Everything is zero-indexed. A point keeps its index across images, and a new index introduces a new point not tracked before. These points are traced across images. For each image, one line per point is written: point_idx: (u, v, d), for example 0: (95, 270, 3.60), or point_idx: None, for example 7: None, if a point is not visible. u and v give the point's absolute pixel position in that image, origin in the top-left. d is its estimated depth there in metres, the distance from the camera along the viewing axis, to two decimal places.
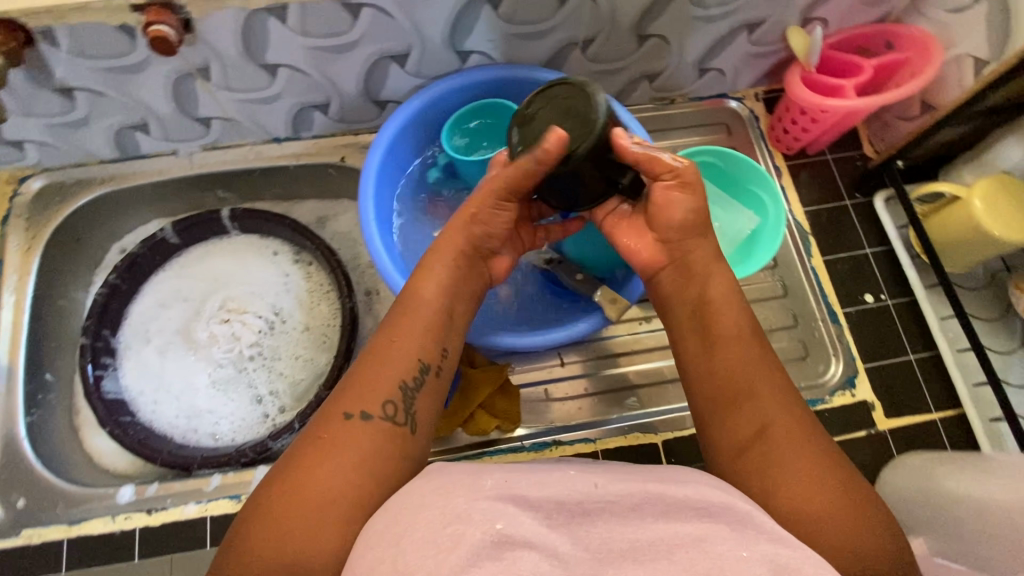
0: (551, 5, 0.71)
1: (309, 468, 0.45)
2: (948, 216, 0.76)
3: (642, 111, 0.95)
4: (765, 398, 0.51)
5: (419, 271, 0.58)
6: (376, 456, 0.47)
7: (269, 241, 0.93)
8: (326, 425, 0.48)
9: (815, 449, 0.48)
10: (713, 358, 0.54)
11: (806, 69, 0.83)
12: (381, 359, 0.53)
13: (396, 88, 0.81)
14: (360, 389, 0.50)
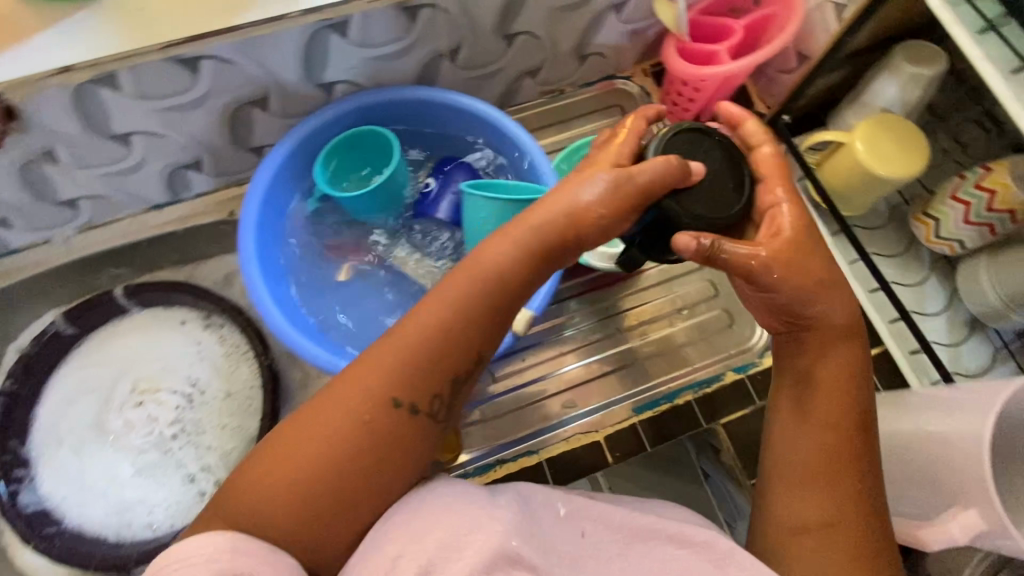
0: (401, 23, 0.68)
1: (333, 437, 0.46)
2: (837, 164, 0.77)
3: (533, 107, 0.93)
4: (848, 483, 0.50)
5: (482, 246, 0.50)
6: (406, 451, 0.47)
7: (175, 310, 0.88)
8: (366, 403, 0.46)
9: (874, 559, 0.49)
10: (817, 412, 0.52)
11: (679, 39, 0.82)
12: (416, 360, 0.48)
13: (267, 132, 0.77)
14: (403, 371, 0.47)
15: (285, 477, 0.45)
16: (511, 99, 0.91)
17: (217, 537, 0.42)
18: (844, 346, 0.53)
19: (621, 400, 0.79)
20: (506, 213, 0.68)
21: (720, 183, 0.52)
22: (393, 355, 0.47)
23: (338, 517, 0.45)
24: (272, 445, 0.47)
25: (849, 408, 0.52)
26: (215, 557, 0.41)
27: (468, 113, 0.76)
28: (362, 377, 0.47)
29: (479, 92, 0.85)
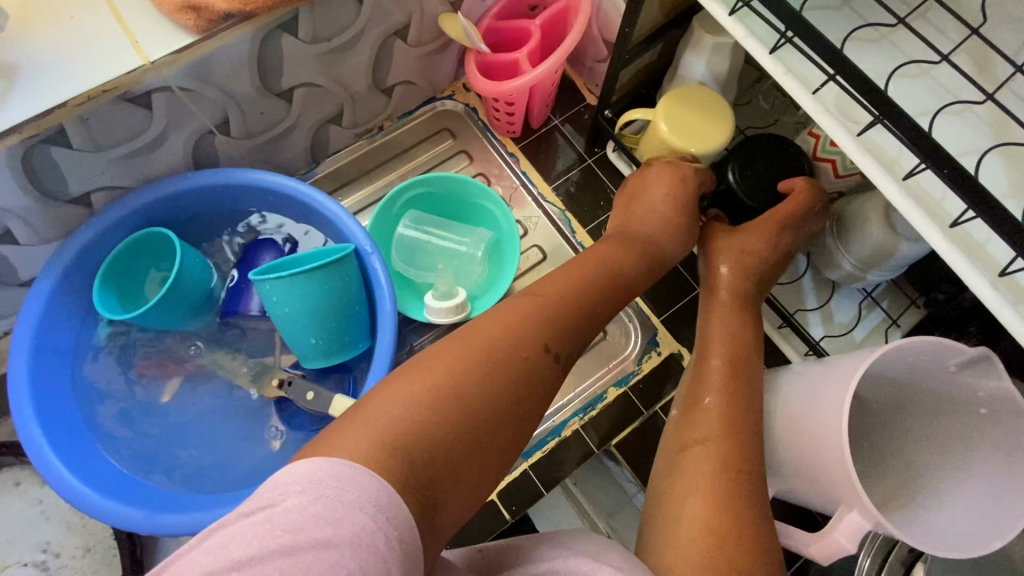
0: (136, 115, 0.59)
1: (500, 384, 0.43)
2: (655, 149, 0.72)
3: (353, 151, 0.85)
4: (733, 400, 0.54)
5: (645, 206, 0.65)
6: (529, 407, 0.45)
7: (8, 472, 0.78)
8: (529, 345, 0.46)
9: (740, 468, 0.49)
10: (711, 340, 0.59)
11: (478, 53, 0.75)
12: (630, 266, 0.57)
13: (35, 262, 0.67)
14: (545, 319, 0.48)
15: (455, 403, 0.41)
16: (324, 149, 0.83)
17: (335, 464, 0.34)
18: (734, 296, 0.61)
19: None
20: (296, 286, 0.60)
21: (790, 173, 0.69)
22: (585, 284, 0.52)
23: (473, 472, 0.41)
24: (409, 374, 0.42)
25: (740, 342, 0.58)
26: (321, 518, 0.32)
27: (259, 183, 0.67)
28: (542, 310, 0.48)
29: (280, 152, 0.77)
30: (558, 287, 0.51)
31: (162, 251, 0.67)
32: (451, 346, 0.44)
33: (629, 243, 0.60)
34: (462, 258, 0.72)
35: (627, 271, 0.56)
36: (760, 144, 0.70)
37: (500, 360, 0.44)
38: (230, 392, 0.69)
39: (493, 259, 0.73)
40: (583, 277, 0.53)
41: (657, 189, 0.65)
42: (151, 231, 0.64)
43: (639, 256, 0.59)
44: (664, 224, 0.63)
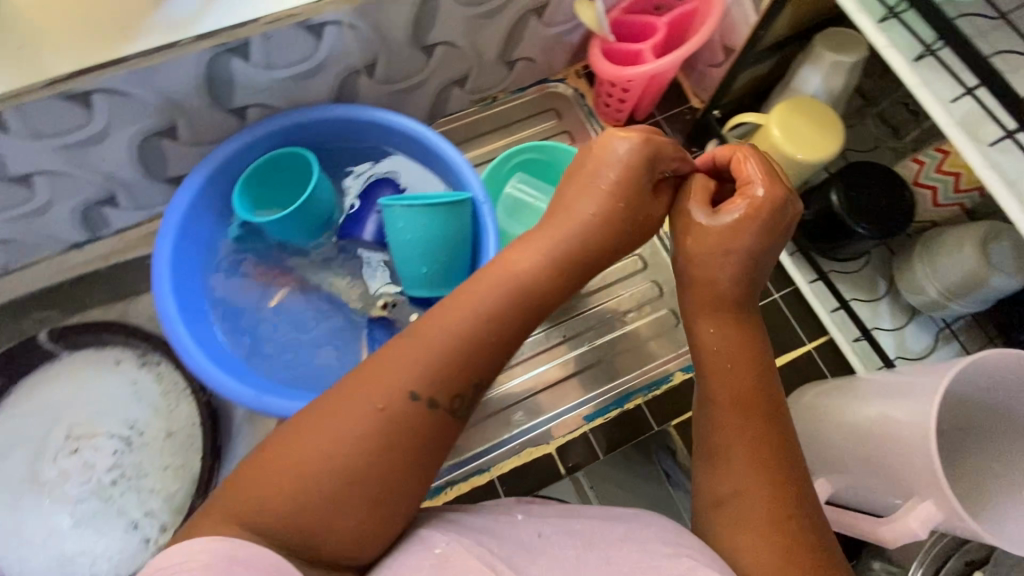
0: (307, 41, 0.66)
1: (358, 445, 0.40)
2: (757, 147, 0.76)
3: (465, 116, 0.91)
4: (755, 449, 0.48)
5: (570, 201, 0.51)
6: (402, 466, 0.41)
7: (109, 351, 0.85)
8: (389, 397, 0.42)
9: (788, 522, 0.45)
10: (710, 375, 0.51)
11: (604, 40, 0.81)
12: (541, 286, 0.48)
13: (183, 162, 0.75)
14: (416, 364, 0.43)
15: (308, 472, 0.39)
16: (440, 110, 0.89)
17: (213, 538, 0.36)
18: (734, 332, 0.52)
19: (571, 409, 0.77)
20: (421, 219, 0.66)
21: (899, 208, 0.71)
22: (467, 323, 0.45)
23: (341, 532, 0.39)
24: (273, 445, 0.41)
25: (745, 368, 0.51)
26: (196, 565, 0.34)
27: (394, 123, 0.73)
28: (415, 356, 0.43)
29: (406, 104, 0.83)
30: (437, 323, 0.45)
31: (292, 172, 0.73)
32: (305, 411, 0.42)
33: (543, 253, 0.49)
34: None
35: (535, 286, 0.48)
36: (877, 174, 0.73)
37: (359, 416, 0.41)
38: (326, 311, 0.74)
39: None
40: (466, 308, 0.45)
41: (607, 178, 0.51)
42: (291, 150, 0.71)
43: (556, 270, 0.49)
44: (607, 222, 0.50)
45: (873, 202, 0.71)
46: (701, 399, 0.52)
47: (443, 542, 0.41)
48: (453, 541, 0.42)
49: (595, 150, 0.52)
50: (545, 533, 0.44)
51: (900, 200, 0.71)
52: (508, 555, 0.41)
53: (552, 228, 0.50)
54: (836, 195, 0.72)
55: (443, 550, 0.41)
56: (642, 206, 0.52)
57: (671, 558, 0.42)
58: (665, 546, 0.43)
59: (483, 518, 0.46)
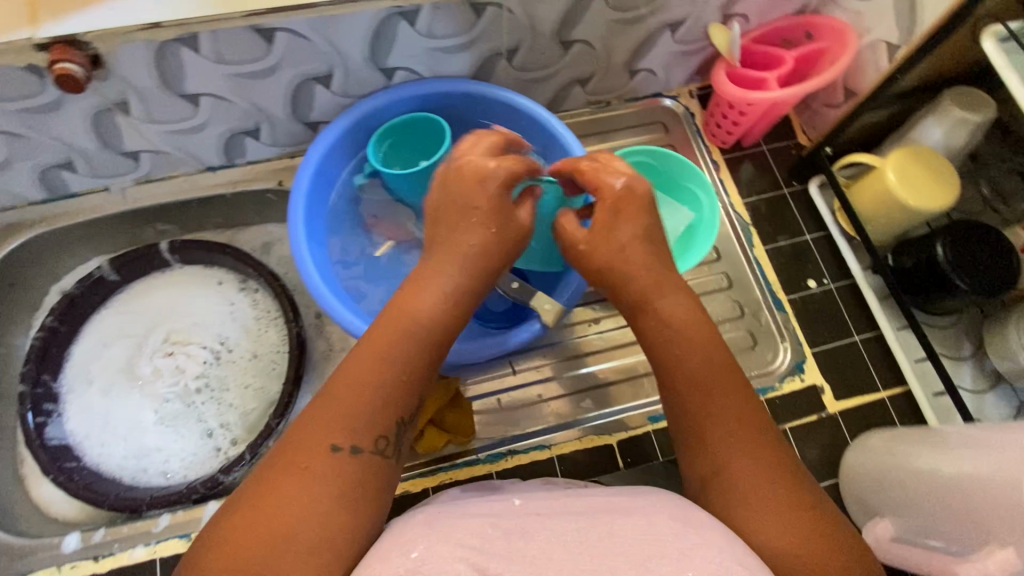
0: (468, 18, 0.71)
1: (301, 501, 0.44)
2: (868, 186, 0.79)
3: (578, 116, 0.95)
4: (733, 435, 0.49)
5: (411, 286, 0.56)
6: (342, 511, 0.45)
7: (214, 271, 0.92)
8: (312, 460, 0.46)
9: (771, 482, 0.47)
10: (679, 375, 0.53)
11: (730, 64, 0.84)
12: (430, 333, 0.53)
13: (325, 109, 0.81)
14: (345, 418, 0.48)
15: (253, 546, 0.42)
16: (557, 105, 0.94)
17: None
18: (683, 317, 0.55)
19: (636, 407, 0.81)
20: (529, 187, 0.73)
21: (1006, 272, 0.71)
22: (384, 372, 0.50)
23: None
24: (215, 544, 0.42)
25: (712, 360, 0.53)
26: None
27: (523, 109, 0.79)
28: (337, 418, 0.48)
29: (530, 94, 0.88)
30: (354, 379, 0.50)
31: (422, 134, 0.79)
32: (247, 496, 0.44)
33: (441, 296, 0.55)
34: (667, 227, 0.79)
35: (435, 331, 0.54)
36: (986, 235, 0.73)
37: (292, 481, 0.44)
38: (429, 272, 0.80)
39: (688, 239, 0.79)
40: (378, 359, 0.51)
41: (469, 229, 0.58)
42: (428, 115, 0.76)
43: (452, 307, 0.55)
44: (484, 251, 0.57)
45: (978, 259, 0.72)
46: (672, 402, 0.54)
47: (421, 544, 0.43)
48: (435, 538, 0.43)
49: (455, 180, 0.59)
50: (543, 513, 0.47)
51: (1009, 265, 0.71)
52: (500, 542, 0.44)
53: (442, 268, 0.56)
54: (941, 245, 0.73)
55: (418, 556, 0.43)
56: (508, 234, 0.59)
57: (676, 534, 0.44)
58: (672, 522, 0.45)
59: (485, 504, 0.49)
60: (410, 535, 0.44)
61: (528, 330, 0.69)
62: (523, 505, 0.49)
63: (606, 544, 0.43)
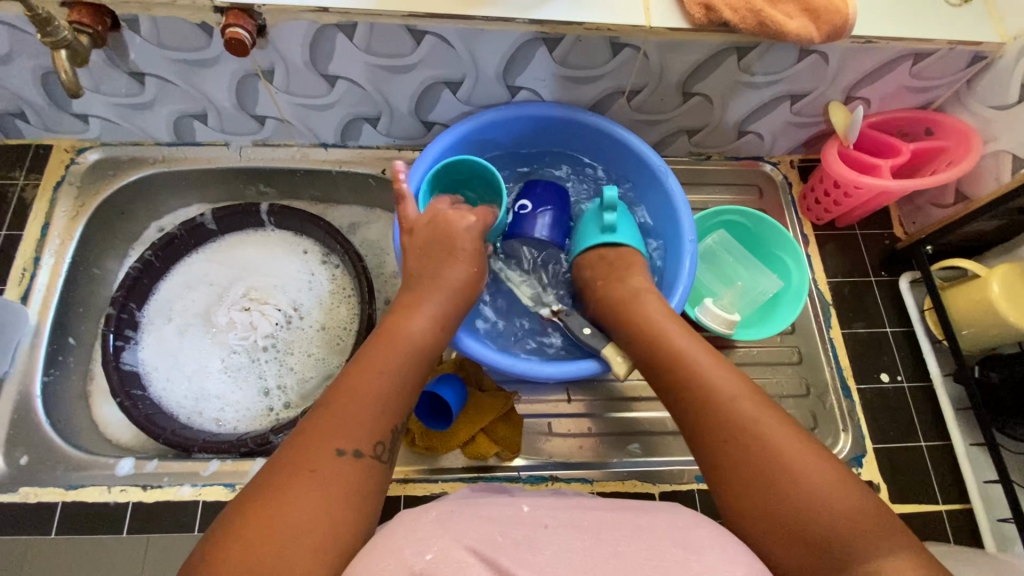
0: (604, 54, 0.74)
1: (318, 496, 0.49)
2: (965, 294, 0.78)
3: (676, 163, 0.97)
4: (733, 441, 0.54)
5: (404, 309, 0.63)
6: (348, 506, 0.50)
7: (302, 239, 0.96)
8: (323, 461, 0.51)
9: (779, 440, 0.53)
10: (686, 391, 0.59)
11: (844, 144, 0.84)
12: (416, 352, 0.60)
13: (444, 112, 0.85)
14: (350, 425, 0.53)
15: (274, 536, 0.46)
16: (660, 149, 0.95)
17: None
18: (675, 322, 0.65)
19: (684, 463, 0.79)
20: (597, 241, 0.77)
21: None
22: (385, 377, 0.57)
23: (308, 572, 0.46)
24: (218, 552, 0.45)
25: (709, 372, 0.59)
26: None
27: (631, 151, 0.81)
28: (343, 423, 0.53)
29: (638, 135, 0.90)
30: (349, 396, 0.55)
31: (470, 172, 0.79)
32: (257, 499, 0.48)
33: (430, 327, 0.63)
34: (753, 292, 0.78)
35: (424, 356, 0.61)
36: None
37: (302, 480, 0.49)
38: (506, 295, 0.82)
39: (771, 307, 0.79)
40: (381, 371, 0.57)
41: (450, 274, 0.67)
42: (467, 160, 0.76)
43: (438, 334, 0.63)
44: (469, 283, 0.68)
45: None
46: (679, 420, 0.59)
47: (435, 549, 0.47)
48: (448, 541, 0.48)
49: (443, 219, 0.70)
50: (551, 525, 0.51)
51: None
52: (507, 547, 0.48)
53: (423, 304, 0.64)
54: None
55: (429, 561, 0.46)
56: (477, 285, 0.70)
57: (679, 562, 0.47)
58: (674, 549, 0.49)
59: (494, 509, 0.53)
60: (422, 540, 0.48)
61: (583, 368, 0.68)
62: (532, 513, 0.53)
63: (612, 559, 0.47)
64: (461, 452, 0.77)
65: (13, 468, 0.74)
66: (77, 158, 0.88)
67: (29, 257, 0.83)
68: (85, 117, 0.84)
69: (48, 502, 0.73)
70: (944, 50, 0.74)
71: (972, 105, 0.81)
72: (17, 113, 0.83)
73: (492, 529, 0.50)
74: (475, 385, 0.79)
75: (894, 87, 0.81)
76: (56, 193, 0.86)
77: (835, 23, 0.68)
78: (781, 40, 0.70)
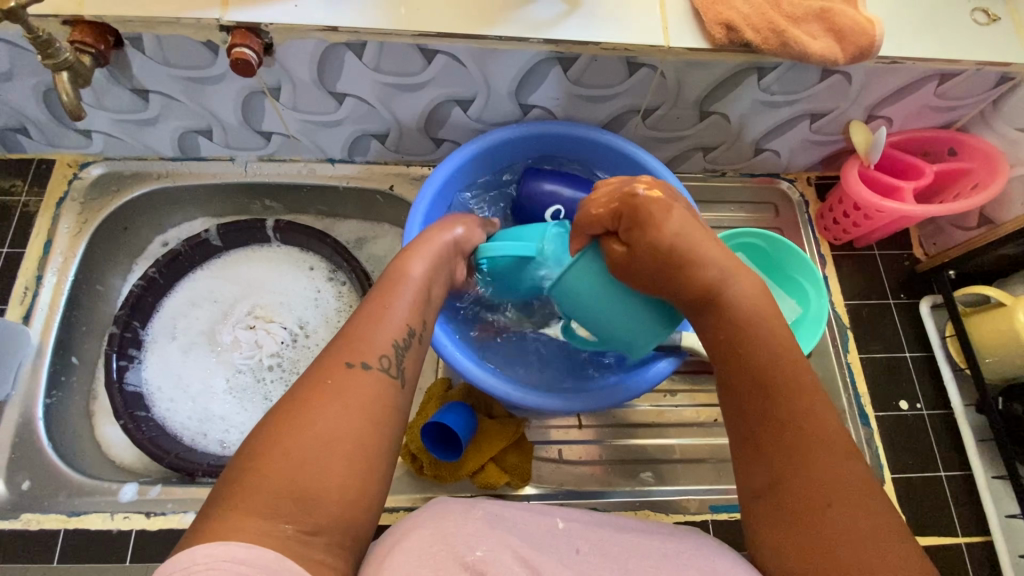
0: (620, 74, 0.72)
1: (337, 410, 0.46)
2: (989, 322, 0.76)
3: (691, 179, 0.94)
4: (793, 466, 0.48)
5: (404, 254, 0.60)
6: (366, 421, 0.47)
7: (308, 255, 0.94)
8: (337, 374, 0.48)
9: (842, 479, 0.47)
10: (749, 396, 0.51)
11: (865, 164, 0.82)
12: (422, 286, 0.58)
13: (454, 128, 0.82)
14: (364, 348, 0.51)
15: (298, 446, 0.44)
16: (674, 166, 0.93)
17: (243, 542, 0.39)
18: (754, 310, 0.53)
19: (697, 492, 0.77)
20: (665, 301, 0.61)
21: None
22: (392, 309, 0.55)
23: (338, 480, 0.44)
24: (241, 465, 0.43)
25: (799, 396, 0.50)
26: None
27: (645, 169, 0.78)
28: (353, 342, 0.51)
29: (652, 152, 0.88)
30: (363, 325, 0.53)
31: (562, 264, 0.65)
32: (280, 414, 0.45)
33: (432, 262, 0.60)
34: None
35: (426, 291, 0.59)
36: None
37: (323, 394, 0.47)
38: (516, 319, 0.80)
39: None
40: (391, 302, 0.55)
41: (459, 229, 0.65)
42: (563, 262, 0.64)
43: (441, 271, 0.61)
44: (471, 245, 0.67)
45: None
46: (742, 428, 0.51)
47: (485, 547, 0.47)
48: (498, 543, 0.48)
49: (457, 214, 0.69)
50: (581, 551, 0.50)
51: None
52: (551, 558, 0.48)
53: (427, 249, 0.61)
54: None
55: (481, 556, 0.46)
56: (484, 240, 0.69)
57: None
58: None
59: (529, 523, 0.52)
60: (473, 535, 0.48)
61: (589, 402, 0.66)
62: (566, 530, 0.52)
63: None
64: (469, 480, 0.76)
65: (15, 493, 0.73)
66: (80, 172, 0.87)
67: (31, 275, 0.82)
68: (88, 133, 0.82)
69: (50, 529, 0.71)
70: (971, 71, 0.72)
71: (997, 125, 0.79)
72: (18, 128, 0.81)
73: (541, 548, 0.49)
74: (484, 412, 0.77)
75: (917, 107, 0.79)
76: (58, 209, 0.85)
77: (860, 45, 0.66)
78: (804, 61, 0.68)
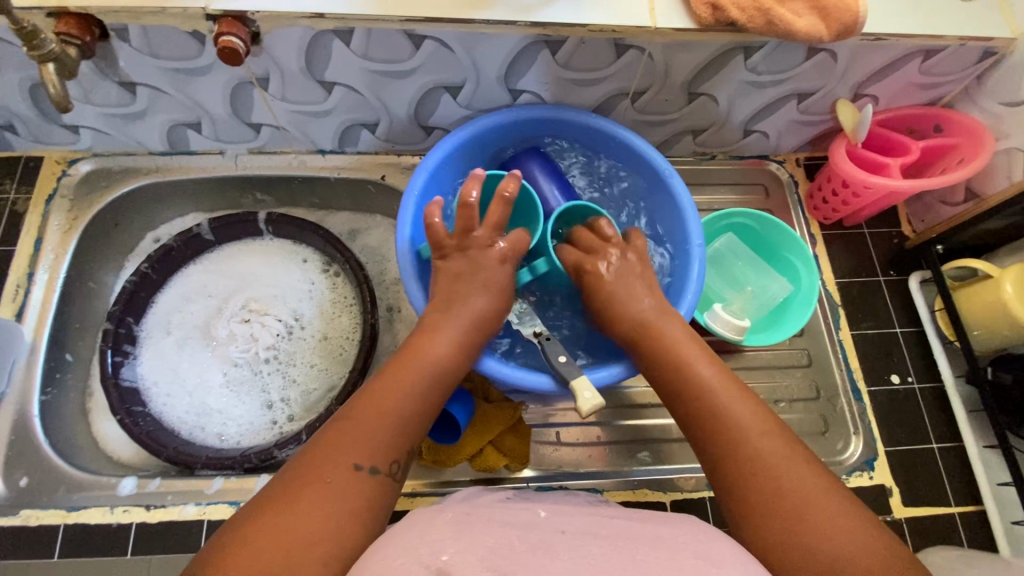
0: (607, 57, 0.72)
1: (322, 509, 0.47)
2: (977, 293, 0.78)
3: (681, 164, 0.95)
4: (721, 453, 0.54)
5: (429, 327, 0.62)
6: (349, 530, 0.48)
7: (302, 248, 0.94)
8: (338, 476, 0.50)
9: (759, 454, 0.52)
10: (676, 397, 0.59)
11: (852, 143, 0.83)
12: (439, 368, 0.59)
13: (444, 116, 0.83)
14: (371, 440, 0.53)
15: (277, 540, 0.45)
16: (664, 150, 0.93)
17: None
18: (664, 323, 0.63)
19: (694, 470, 0.78)
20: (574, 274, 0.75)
21: None
22: (406, 399, 0.56)
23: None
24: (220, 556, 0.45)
25: (712, 386, 0.58)
26: None
27: (631, 150, 0.78)
28: (360, 435, 0.52)
29: (642, 136, 0.88)
30: (371, 411, 0.54)
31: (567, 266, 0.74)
32: (269, 502, 0.48)
33: (449, 341, 0.61)
34: (765, 297, 0.77)
35: (441, 367, 0.60)
36: None
37: (313, 489, 0.48)
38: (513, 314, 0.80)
39: (780, 313, 0.78)
40: (403, 389, 0.57)
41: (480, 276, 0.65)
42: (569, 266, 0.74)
43: (459, 348, 0.62)
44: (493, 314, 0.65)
45: None
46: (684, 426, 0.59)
47: (451, 550, 0.46)
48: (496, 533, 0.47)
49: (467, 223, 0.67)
50: (568, 531, 0.50)
51: None
52: (528, 549, 0.47)
53: (456, 318, 0.63)
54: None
55: (446, 560, 0.45)
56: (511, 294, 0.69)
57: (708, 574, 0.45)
58: (693, 559, 0.46)
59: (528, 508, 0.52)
60: (436, 542, 0.47)
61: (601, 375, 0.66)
62: (547, 519, 0.52)
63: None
64: (468, 464, 0.76)
65: (13, 490, 0.73)
66: (69, 169, 0.86)
67: (22, 273, 0.81)
68: (75, 128, 0.81)
69: (49, 525, 0.71)
70: (954, 46, 0.73)
71: (982, 100, 0.79)
72: (6, 125, 0.81)
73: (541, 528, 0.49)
74: (480, 397, 0.78)
75: (903, 84, 0.80)
76: (48, 206, 0.84)
77: (844, 22, 0.66)
78: (789, 38, 0.68)
